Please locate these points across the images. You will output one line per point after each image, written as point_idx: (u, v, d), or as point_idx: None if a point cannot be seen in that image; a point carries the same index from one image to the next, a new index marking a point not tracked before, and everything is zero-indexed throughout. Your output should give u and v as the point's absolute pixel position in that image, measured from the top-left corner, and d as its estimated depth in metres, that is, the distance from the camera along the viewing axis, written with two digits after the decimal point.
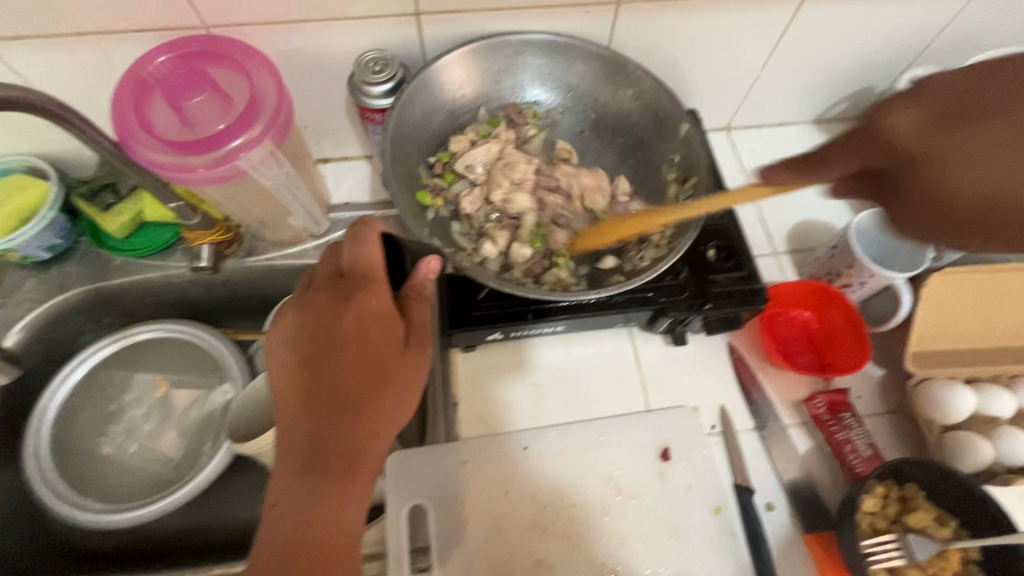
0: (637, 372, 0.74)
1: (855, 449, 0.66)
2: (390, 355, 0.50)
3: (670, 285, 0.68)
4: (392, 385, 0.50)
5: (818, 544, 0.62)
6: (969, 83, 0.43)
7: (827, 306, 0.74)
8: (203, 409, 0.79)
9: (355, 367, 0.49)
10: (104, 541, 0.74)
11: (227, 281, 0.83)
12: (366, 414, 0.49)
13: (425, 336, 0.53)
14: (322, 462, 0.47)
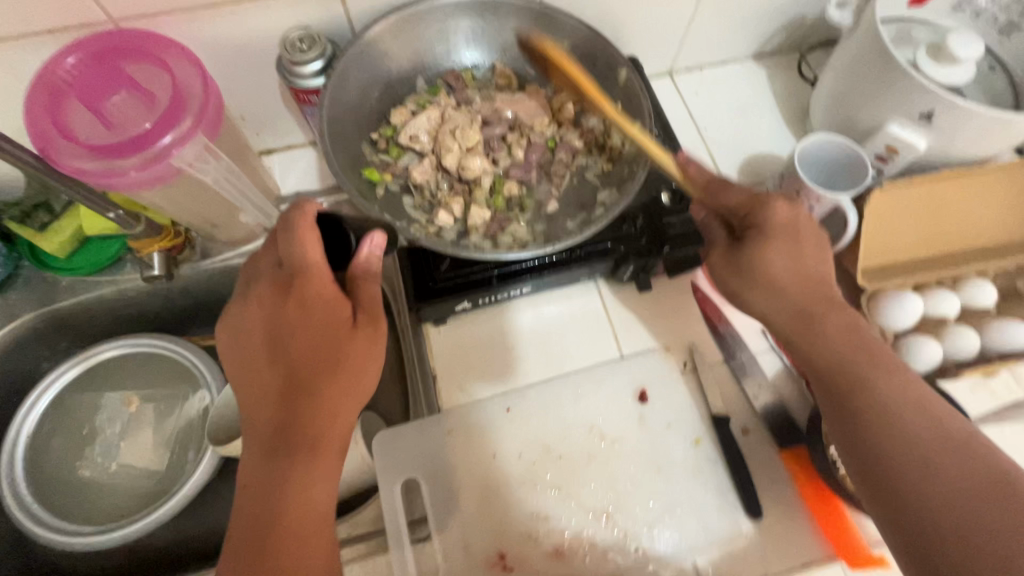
0: (608, 323, 0.75)
1: None
2: (339, 335, 0.50)
3: (627, 233, 0.69)
4: (345, 363, 0.50)
5: (792, 460, 0.66)
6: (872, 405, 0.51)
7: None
8: (179, 419, 0.77)
9: (307, 350, 0.50)
10: (101, 562, 0.73)
11: (186, 288, 0.81)
12: (324, 395, 0.50)
13: (376, 312, 0.53)
14: (285, 442, 0.48)
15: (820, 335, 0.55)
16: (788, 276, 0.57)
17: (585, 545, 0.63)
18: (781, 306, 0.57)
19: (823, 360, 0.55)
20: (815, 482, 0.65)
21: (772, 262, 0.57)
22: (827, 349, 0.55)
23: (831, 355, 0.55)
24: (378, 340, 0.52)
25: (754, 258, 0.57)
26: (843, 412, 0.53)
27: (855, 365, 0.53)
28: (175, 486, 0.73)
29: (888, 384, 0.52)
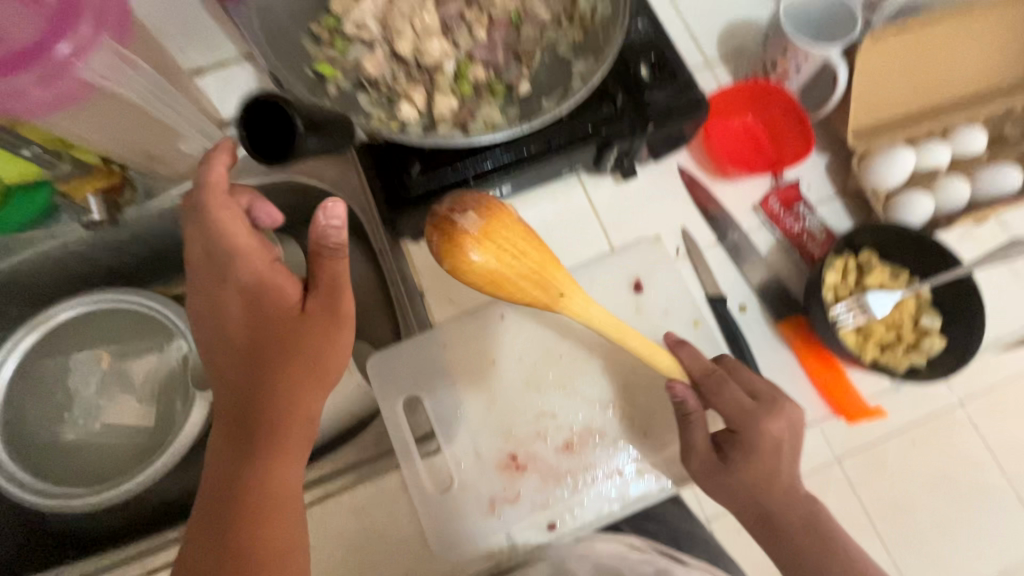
0: (595, 218, 0.72)
1: (811, 236, 0.69)
2: (290, 322, 0.50)
3: (608, 115, 0.63)
4: (306, 348, 0.50)
5: (791, 327, 0.66)
6: (782, 502, 0.55)
7: (764, 107, 0.72)
8: (156, 370, 0.73)
9: (259, 333, 0.50)
10: (107, 519, 0.69)
11: (136, 236, 0.74)
12: (281, 377, 0.49)
13: (336, 296, 0.50)
14: (245, 420, 0.49)
15: (773, 463, 0.55)
16: (747, 481, 0.55)
17: (595, 436, 0.63)
18: (734, 499, 0.56)
19: (760, 489, 0.55)
20: (813, 344, 0.66)
21: (767, 462, 0.55)
22: (766, 479, 0.55)
23: (769, 514, 0.55)
24: (338, 324, 0.51)
25: (743, 461, 0.55)
26: (752, 484, 0.55)
27: (779, 493, 0.55)
28: (168, 436, 0.70)
29: (821, 535, 0.54)
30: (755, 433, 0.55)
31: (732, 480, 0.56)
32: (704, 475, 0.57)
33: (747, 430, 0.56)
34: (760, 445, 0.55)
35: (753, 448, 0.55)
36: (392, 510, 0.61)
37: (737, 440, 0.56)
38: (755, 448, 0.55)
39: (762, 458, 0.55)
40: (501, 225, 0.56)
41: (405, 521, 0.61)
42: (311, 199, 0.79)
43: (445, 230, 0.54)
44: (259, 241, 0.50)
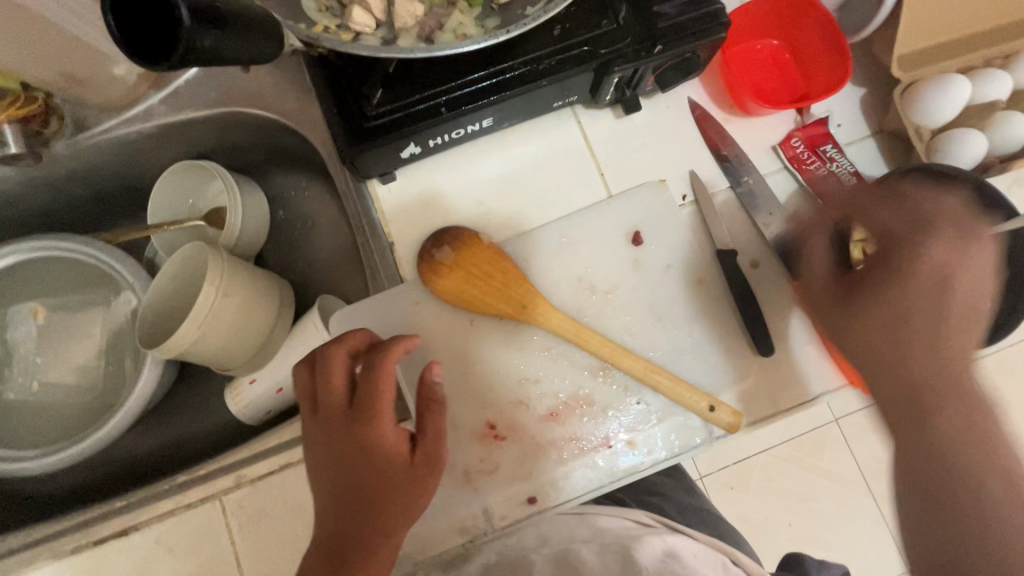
0: (591, 158, 0.62)
1: (839, 181, 0.59)
2: (397, 472, 0.46)
3: (607, 32, 0.53)
4: (399, 489, 0.46)
5: (806, 286, 0.58)
6: (892, 351, 0.47)
7: (795, 28, 0.62)
8: (106, 325, 0.67)
9: (363, 477, 0.45)
10: (75, 476, 0.69)
11: (72, 174, 0.65)
12: (377, 523, 0.45)
13: (439, 450, 0.48)
14: (326, 556, 0.44)
15: (881, 299, 0.49)
16: (887, 309, 0.49)
17: (582, 406, 0.57)
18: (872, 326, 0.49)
19: (864, 349, 0.49)
20: None
21: (874, 295, 0.50)
22: (848, 327, 0.51)
23: (901, 316, 0.48)
24: (433, 476, 0.47)
25: (865, 286, 0.51)
26: (898, 318, 0.48)
27: (930, 327, 0.47)
28: (121, 397, 0.65)
29: (927, 362, 0.46)
30: (900, 242, 0.50)
31: (840, 318, 0.52)
32: (828, 319, 0.54)
33: (891, 240, 0.51)
34: (907, 249, 0.49)
35: (872, 273, 0.50)
36: None
37: (885, 254, 0.50)
38: (883, 287, 0.49)
39: (887, 279, 0.49)
40: (477, 255, 0.58)
41: None
42: (272, 137, 0.71)
43: (427, 265, 0.57)
44: (394, 389, 0.47)
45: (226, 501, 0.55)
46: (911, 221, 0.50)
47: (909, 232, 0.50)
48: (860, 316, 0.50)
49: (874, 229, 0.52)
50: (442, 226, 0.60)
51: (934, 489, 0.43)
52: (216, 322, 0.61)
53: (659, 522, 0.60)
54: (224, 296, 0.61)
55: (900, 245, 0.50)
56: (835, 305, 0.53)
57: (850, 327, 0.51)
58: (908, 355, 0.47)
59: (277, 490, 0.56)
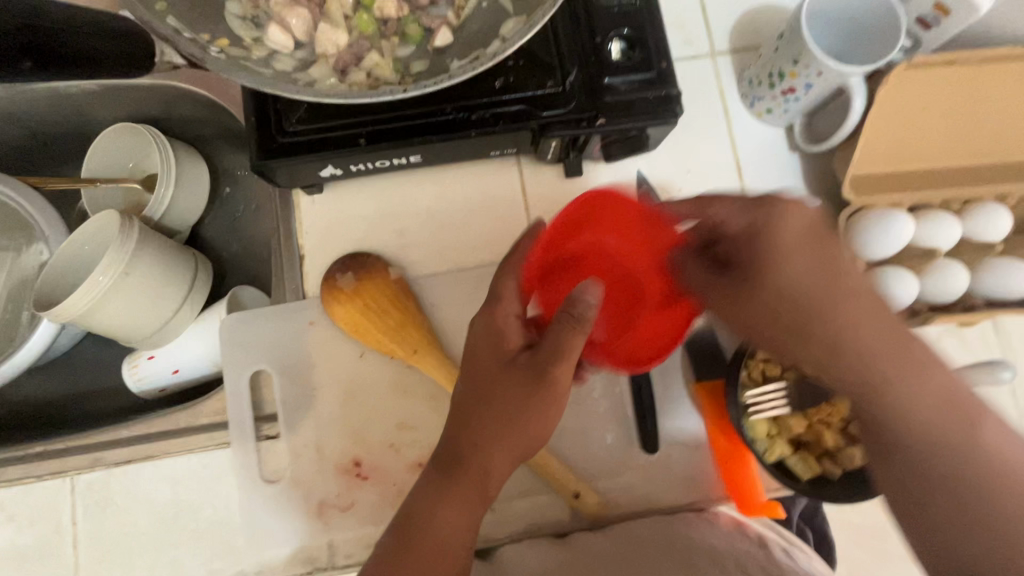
0: (524, 212, 0.61)
1: None
2: (499, 365, 0.46)
3: (551, 94, 0.51)
4: (504, 394, 0.45)
5: (705, 392, 0.56)
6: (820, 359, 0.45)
7: (603, 231, 0.57)
8: (14, 272, 0.66)
9: (482, 374, 0.47)
10: None
11: (8, 116, 0.65)
12: (478, 429, 0.45)
13: (557, 362, 0.44)
14: (441, 457, 0.46)
15: (795, 276, 0.45)
16: (788, 293, 0.45)
17: None
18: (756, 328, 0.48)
19: (783, 323, 0.46)
20: (724, 418, 0.56)
21: (790, 274, 0.45)
22: (789, 308, 0.45)
23: (803, 288, 0.44)
24: (542, 391, 0.44)
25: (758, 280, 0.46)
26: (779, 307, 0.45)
27: (820, 317, 0.44)
28: (9, 348, 0.64)
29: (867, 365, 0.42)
30: (764, 219, 0.45)
31: (751, 304, 0.47)
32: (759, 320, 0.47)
33: (756, 259, 0.46)
34: (768, 236, 0.45)
35: (748, 251, 0.46)
36: (212, 487, 0.55)
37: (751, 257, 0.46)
38: (774, 264, 0.45)
39: (760, 260, 0.46)
40: (377, 291, 0.56)
41: (225, 503, 0.55)
42: (221, 116, 0.69)
43: (327, 289, 0.56)
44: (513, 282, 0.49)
45: (76, 481, 0.54)
46: (810, 230, 0.45)
47: (788, 233, 0.45)
48: (772, 287, 0.45)
49: (749, 238, 0.46)
50: (357, 250, 0.59)
51: (911, 449, 0.41)
52: (112, 301, 0.59)
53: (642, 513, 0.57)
54: (128, 273, 0.59)
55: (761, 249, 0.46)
56: (735, 315, 0.49)
57: (724, 310, 0.50)
58: (811, 344, 0.45)
59: (129, 481, 0.55)
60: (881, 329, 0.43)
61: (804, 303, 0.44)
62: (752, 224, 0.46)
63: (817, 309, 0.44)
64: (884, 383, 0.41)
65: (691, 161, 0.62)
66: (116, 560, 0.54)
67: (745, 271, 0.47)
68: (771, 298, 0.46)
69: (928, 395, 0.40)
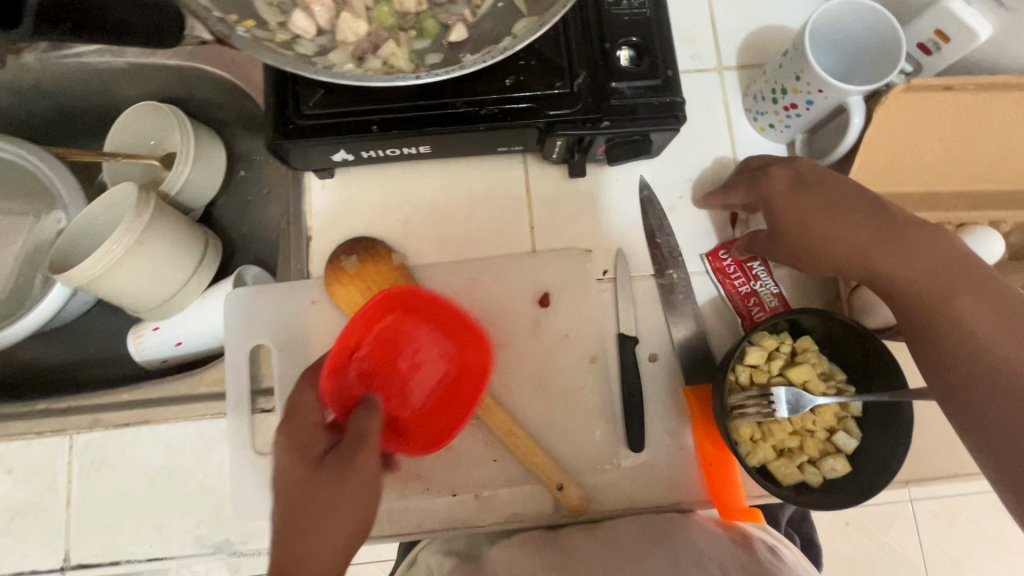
0: (527, 210, 0.62)
1: (760, 302, 0.59)
2: (309, 465, 0.44)
3: (559, 94, 0.53)
4: (315, 486, 0.43)
5: (694, 397, 0.57)
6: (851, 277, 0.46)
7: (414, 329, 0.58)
8: (30, 237, 0.68)
9: (298, 480, 0.44)
10: None
11: (39, 87, 0.68)
12: (300, 532, 0.41)
13: (365, 442, 0.45)
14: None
15: (794, 206, 0.48)
16: (795, 222, 0.48)
17: (438, 449, 0.57)
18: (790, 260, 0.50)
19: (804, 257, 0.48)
20: (709, 424, 0.56)
21: (789, 212, 0.48)
22: (798, 246, 0.48)
23: (805, 213, 0.47)
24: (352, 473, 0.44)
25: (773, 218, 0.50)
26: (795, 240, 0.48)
27: (829, 235, 0.46)
28: (18, 310, 0.66)
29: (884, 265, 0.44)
30: (760, 185, 0.52)
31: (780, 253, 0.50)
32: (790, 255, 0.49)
33: (768, 212, 0.50)
34: (767, 189, 0.51)
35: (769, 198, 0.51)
36: (205, 456, 0.56)
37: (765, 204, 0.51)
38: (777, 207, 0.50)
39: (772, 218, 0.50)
40: (378, 275, 0.57)
41: (216, 472, 0.56)
42: (241, 101, 0.72)
43: (331, 270, 0.58)
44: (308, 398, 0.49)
45: (75, 440, 0.56)
46: (796, 177, 0.49)
47: (777, 186, 0.50)
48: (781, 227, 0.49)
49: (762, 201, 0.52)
50: (363, 234, 0.61)
51: (929, 337, 0.42)
52: (124, 269, 0.61)
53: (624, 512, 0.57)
54: (140, 243, 0.61)
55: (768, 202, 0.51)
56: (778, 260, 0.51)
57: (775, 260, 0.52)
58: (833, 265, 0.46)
59: (126, 444, 0.56)
60: (877, 226, 0.45)
61: (807, 243, 0.47)
62: (757, 192, 0.53)
63: (821, 228, 0.46)
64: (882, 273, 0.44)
65: (693, 169, 0.64)
66: (106, 520, 0.55)
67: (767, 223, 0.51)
68: (785, 243, 0.49)
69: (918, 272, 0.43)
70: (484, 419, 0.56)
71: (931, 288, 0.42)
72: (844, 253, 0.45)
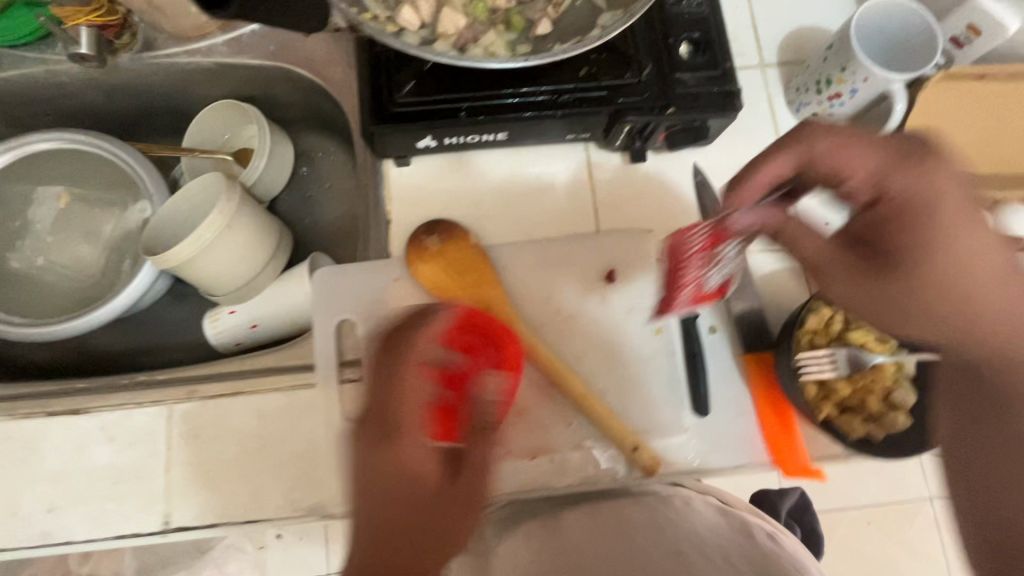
0: (590, 191, 0.67)
1: (698, 285, 0.57)
2: (427, 489, 0.45)
3: (629, 84, 0.58)
4: (437, 512, 0.44)
5: (753, 362, 0.61)
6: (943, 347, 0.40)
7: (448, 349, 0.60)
8: (118, 226, 0.72)
9: (406, 500, 0.44)
10: (60, 354, 0.76)
11: (127, 86, 0.73)
12: (404, 562, 0.41)
13: (483, 474, 0.48)
14: None
15: (924, 237, 0.41)
16: (937, 259, 0.40)
17: (516, 414, 0.60)
18: (853, 293, 0.44)
19: (940, 302, 0.40)
20: (768, 385, 0.60)
21: (915, 239, 0.41)
22: (956, 286, 0.39)
23: (940, 232, 0.40)
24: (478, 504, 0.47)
25: (898, 226, 0.42)
26: (910, 277, 0.41)
27: (942, 293, 0.40)
28: (107, 294, 0.70)
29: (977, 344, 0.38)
30: (894, 182, 0.42)
31: (892, 290, 0.42)
32: (869, 290, 0.43)
33: (893, 221, 0.42)
34: (914, 192, 0.41)
35: (891, 205, 0.42)
36: (296, 423, 0.60)
37: (890, 205, 0.42)
38: (913, 226, 0.41)
39: (911, 238, 0.41)
40: (460, 251, 0.62)
41: (305, 439, 0.59)
42: (313, 99, 0.76)
43: (413, 248, 0.62)
44: (422, 394, 0.48)
45: (173, 410, 0.59)
46: (970, 196, 0.41)
47: (950, 195, 0.41)
48: (910, 256, 0.41)
49: (889, 205, 0.42)
50: (438, 217, 0.65)
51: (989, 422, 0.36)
52: (212, 249, 0.65)
53: (693, 475, 0.60)
54: (227, 226, 0.65)
55: (912, 213, 0.41)
56: (854, 295, 0.44)
57: (847, 291, 0.45)
58: (912, 321, 0.42)
59: (221, 413, 0.59)
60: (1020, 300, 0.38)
61: (958, 277, 0.39)
62: (881, 187, 0.43)
63: (966, 282, 0.39)
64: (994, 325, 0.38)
65: (743, 156, 0.68)
66: (202, 484, 0.58)
67: (885, 254, 0.42)
68: (926, 275, 0.40)
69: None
70: (559, 386, 0.60)
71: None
72: (942, 312, 0.40)
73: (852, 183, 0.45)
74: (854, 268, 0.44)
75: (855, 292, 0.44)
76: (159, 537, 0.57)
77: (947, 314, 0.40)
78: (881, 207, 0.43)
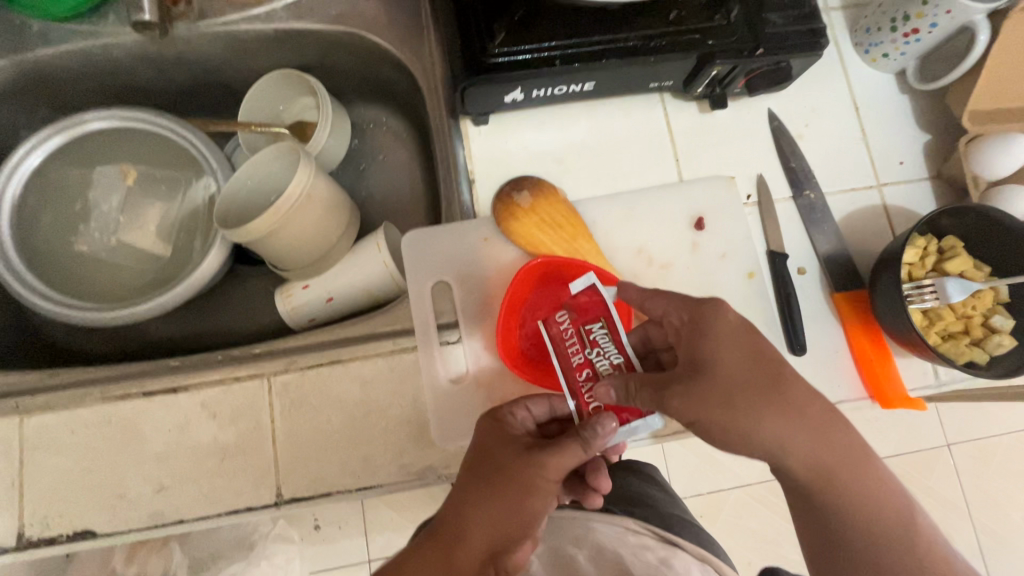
0: (669, 139, 0.67)
1: (592, 376, 0.49)
2: (498, 444, 0.49)
3: (717, 27, 0.58)
4: (491, 466, 0.47)
5: (846, 301, 0.62)
6: (795, 470, 0.45)
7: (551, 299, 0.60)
8: (184, 206, 0.71)
9: (478, 452, 0.49)
10: (124, 343, 0.73)
11: (179, 59, 0.70)
12: (462, 496, 0.47)
13: (558, 449, 0.46)
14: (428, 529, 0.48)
15: (744, 366, 0.44)
16: (745, 385, 0.44)
17: None
18: (698, 411, 0.43)
19: (730, 437, 0.44)
20: (862, 323, 0.61)
21: (734, 366, 0.44)
22: (740, 394, 0.43)
23: (760, 374, 0.44)
24: (532, 492, 0.45)
25: (699, 364, 0.45)
26: (726, 403, 0.43)
27: (777, 418, 0.43)
28: (181, 274, 0.69)
29: (847, 494, 0.45)
30: (703, 309, 0.47)
31: (702, 399, 0.43)
32: (680, 408, 0.44)
33: (699, 342, 0.46)
34: (709, 328, 0.46)
35: (692, 346, 0.46)
36: (400, 388, 0.59)
37: (689, 335, 0.47)
38: (721, 350, 0.45)
39: (709, 357, 0.45)
40: (552, 207, 0.62)
41: (410, 403, 0.58)
42: (369, 64, 0.74)
43: (504, 206, 0.61)
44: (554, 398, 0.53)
45: (274, 382, 0.58)
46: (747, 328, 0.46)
47: (732, 326, 0.46)
48: (710, 378, 0.44)
49: (689, 330, 0.47)
50: (520, 175, 0.64)
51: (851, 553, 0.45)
52: (293, 220, 0.63)
53: None
54: (308, 194, 0.64)
55: (704, 334, 0.46)
56: (689, 412, 0.43)
57: (690, 411, 0.43)
58: (718, 429, 0.44)
59: (323, 383, 0.58)
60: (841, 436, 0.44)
61: (787, 409, 0.44)
62: (694, 319, 0.48)
63: (792, 423, 0.43)
64: (790, 460, 0.44)
65: (815, 100, 0.69)
66: (310, 455, 0.57)
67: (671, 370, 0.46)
68: (714, 387, 0.44)
69: (839, 457, 0.44)
70: None
71: (860, 480, 0.44)
72: (782, 421, 0.43)
73: (683, 322, 0.48)
74: (654, 384, 0.45)
75: (694, 406, 0.44)
76: (271, 511, 0.56)
77: (788, 439, 0.43)
78: (686, 336, 0.47)
